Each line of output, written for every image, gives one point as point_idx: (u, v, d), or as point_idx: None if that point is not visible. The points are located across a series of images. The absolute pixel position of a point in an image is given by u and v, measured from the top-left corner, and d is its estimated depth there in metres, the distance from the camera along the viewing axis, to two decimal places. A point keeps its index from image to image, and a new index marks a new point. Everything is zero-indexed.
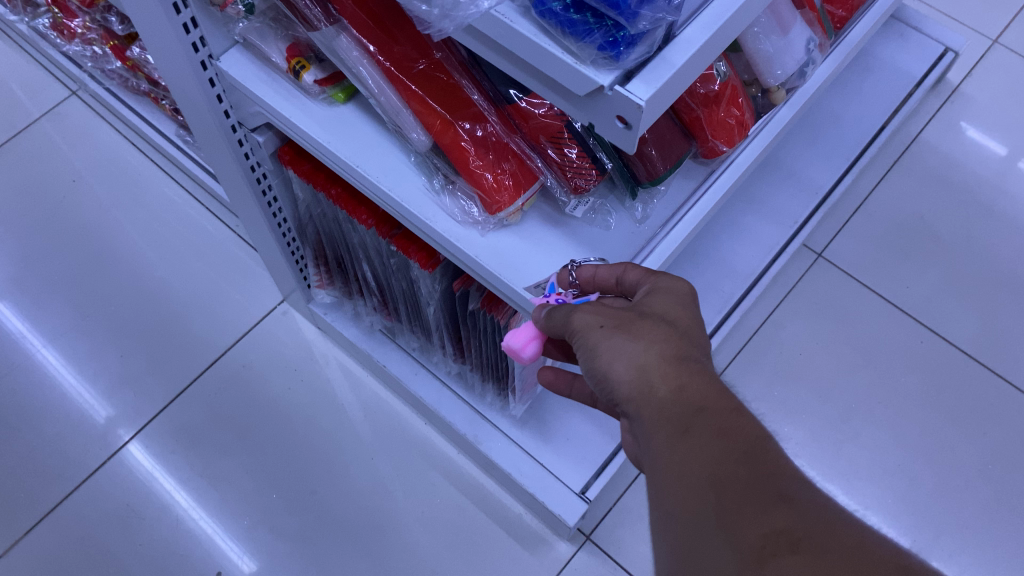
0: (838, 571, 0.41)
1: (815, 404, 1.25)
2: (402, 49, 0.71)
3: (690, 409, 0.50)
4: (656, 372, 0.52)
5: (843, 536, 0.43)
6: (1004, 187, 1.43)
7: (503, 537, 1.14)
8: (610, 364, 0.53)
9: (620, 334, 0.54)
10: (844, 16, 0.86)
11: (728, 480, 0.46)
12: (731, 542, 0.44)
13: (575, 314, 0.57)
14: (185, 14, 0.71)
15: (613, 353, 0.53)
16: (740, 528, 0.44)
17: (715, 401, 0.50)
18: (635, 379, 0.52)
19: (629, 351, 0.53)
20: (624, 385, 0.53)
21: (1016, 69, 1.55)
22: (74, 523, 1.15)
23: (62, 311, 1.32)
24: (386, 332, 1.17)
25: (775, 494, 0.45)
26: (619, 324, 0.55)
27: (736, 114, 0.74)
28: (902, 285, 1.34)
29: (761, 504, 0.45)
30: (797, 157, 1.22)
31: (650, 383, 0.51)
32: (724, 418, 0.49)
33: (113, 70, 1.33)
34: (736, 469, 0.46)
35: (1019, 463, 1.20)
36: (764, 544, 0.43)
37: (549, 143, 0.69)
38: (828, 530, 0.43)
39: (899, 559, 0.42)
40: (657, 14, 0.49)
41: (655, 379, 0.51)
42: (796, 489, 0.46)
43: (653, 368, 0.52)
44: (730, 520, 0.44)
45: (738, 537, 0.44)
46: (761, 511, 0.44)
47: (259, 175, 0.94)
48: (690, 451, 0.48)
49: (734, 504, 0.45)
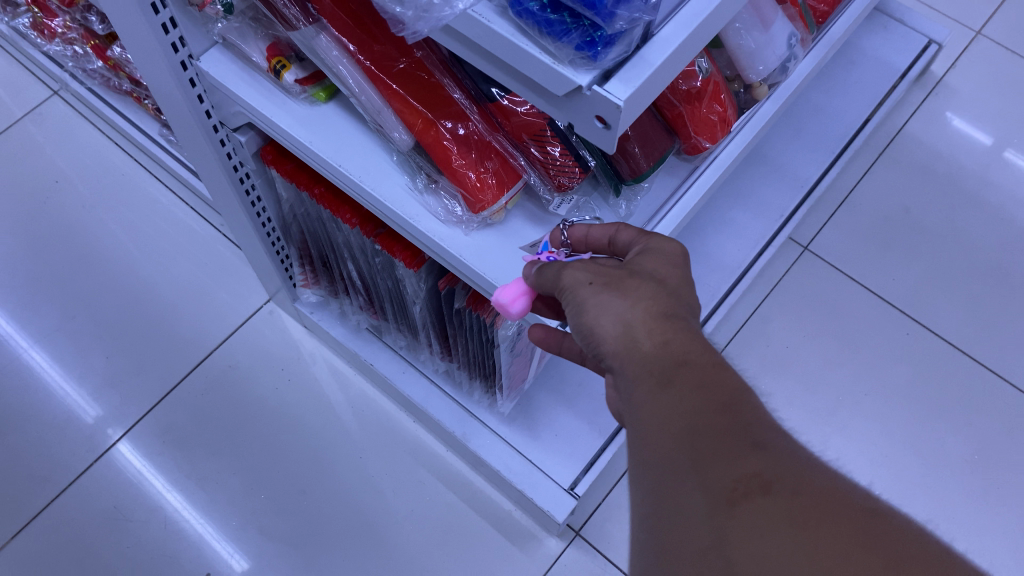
0: (806, 514, 0.41)
1: (802, 397, 1.25)
2: (382, 48, 0.71)
3: (674, 362, 0.49)
4: (643, 328, 0.51)
5: (814, 479, 0.43)
6: (988, 177, 1.44)
7: (493, 534, 1.14)
8: (596, 320, 0.53)
9: (608, 291, 0.53)
10: (826, 10, 0.85)
11: (705, 426, 0.45)
12: (704, 484, 0.43)
13: (565, 271, 0.57)
14: (164, 14, 0.71)
15: (600, 310, 0.53)
16: (713, 470, 0.44)
17: (699, 356, 0.49)
18: (620, 333, 0.51)
19: (616, 307, 0.52)
20: (609, 340, 0.52)
21: (999, 60, 1.56)
22: (63, 525, 1.14)
23: (47, 312, 1.31)
24: (373, 330, 1.17)
25: (750, 441, 0.45)
26: (608, 281, 0.54)
27: (718, 111, 0.74)
28: (888, 276, 1.35)
29: (735, 448, 0.44)
30: (783, 150, 1.22)
31: (635, 338, 0.51)
32: (707, 371, 0.48)
33: (95, 69, 1.32)
34: (713, 415, 0.46)
35: (1005, 452, 1.20)
36: (737, 486, 0.43)
37: (531, 142, 0.69)
38: (802, 475, 0.43)
39: (867, 504, 0.42)
40: (633, 14, 0.48)
41: (640, 335, 0.51)
42: (772, 437, 0.46)
43: (639, 324, 0.51)
44: (704, 463, 0.44)
45: (710, 479, 0.43)
46: (735, 455, 0.44)
47: (242, 175, 0.93)
48: (669, 404, 0.47)
49: (708, 447, 0.44)
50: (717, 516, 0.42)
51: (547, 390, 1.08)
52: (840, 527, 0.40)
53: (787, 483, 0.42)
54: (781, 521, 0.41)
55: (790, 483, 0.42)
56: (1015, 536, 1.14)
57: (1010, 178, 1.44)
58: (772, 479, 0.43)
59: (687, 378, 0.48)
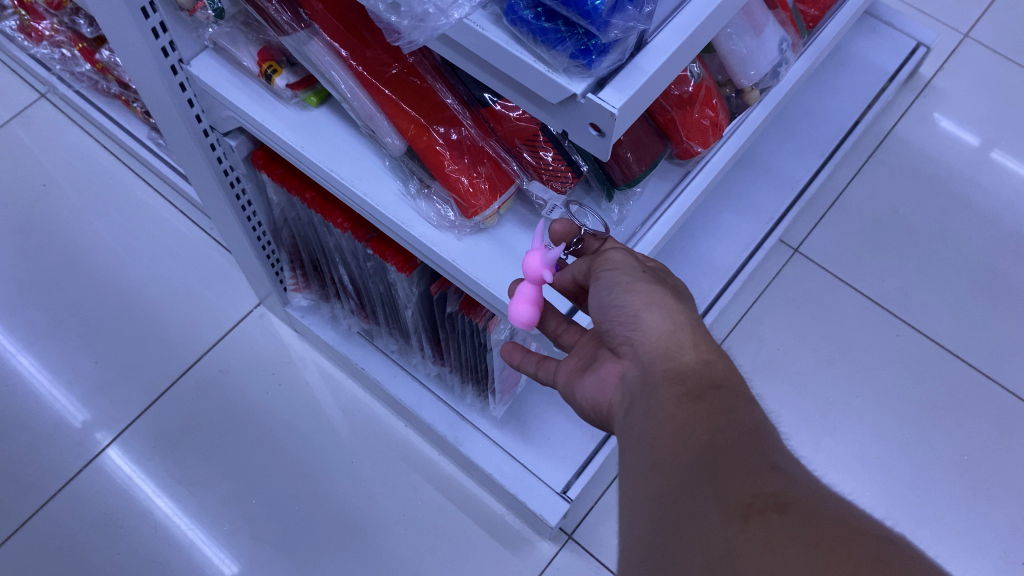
0: (818, 532, 0.40)
1: (793, 399, 1.26)
2: (374, 53, 0.71)
3: (711, 379, 0.54)
4: (688, 337, 0.57)
5: (828, 505, 0.42)
6: (977, 179, 1.45)
7: (485, 538, 1.14)
8: (645, 309, 0.58)
9: (661, 290, 0.59)
10: (816, 15, 0.85)
11: (726, 446, 0.48)
12: (718, 497, 0.44)
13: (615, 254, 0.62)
14: (154, 19, 0.71)
15: (652, 301, 0.58)
16: (729, 488, 0.44)
17: (732, 383, 0.54)
18: (666, 332, 0.57)
19: (668, 307, 0.58)
20: (654, 331, 0.57)
21: (986, 62, 1.57)
22: (51, 531, 1.13)
23: (35, 317, 1.31)
24: (365, 334, 1.17)
25: (768, 467, 0.46)
26: (658, 283, 0.60)
27: (710, 115, 0.74)
28: (877, 278, 1.35)
29: (754, 471, 0.45)
30: (773, 153, 1.22)
31: (680, 344, 0.57)
32: (738, 398, 0.53)
33: (83, 73, 1.31)
34: (736, 437, 0.48)
35: (994, 453, 1.21)
36: (752, 502, 0.43)
37: (524, 146, 0.70)
38: (815, 499, 0.43)
39: (884, 533, 0.41)
40: (628, 23, 0.49)
41: (684, 343, 0.57)
42: (789, 466, 0.46)
43: (684, 333, 0.57)
44: (720, 479, 0.45)
45: (725, 495, 0.44)
46: (753, 477, 0.45)
47: (232, 179, 0.93)
48: (704, 408, 0.51)
49: (728, 467, 0.46)
50: (729, 528, 0.42)
51: (540, 394, 1.08)
52: (854, 545, 0.39)
53: (802, 503, 0.42)
54: (794, 535, 0.40)
55: (806, 505, 0.42)
56: (1004, 536, 1.15)
57: (998, 180, 1.45)
58: (788, 501, 0.42)
59: (720, 395, 0.52)
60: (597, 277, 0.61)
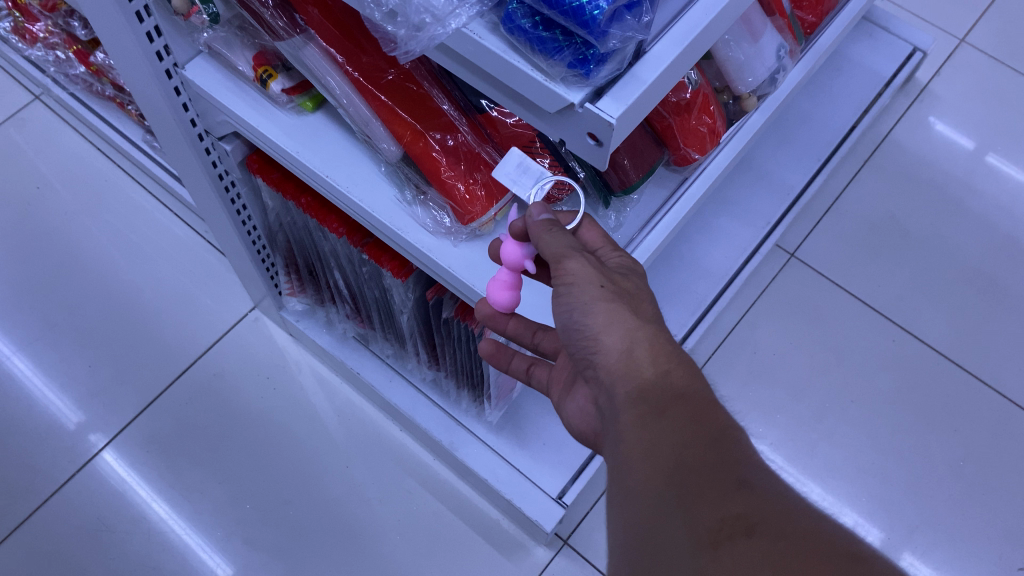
0: (786, 557, 0.42)
1: (789, 404, 1.25)
2: (370, 59, 0.71)
3: (673, 392, 0.53)
4: (648, 352, 0.54)
5: (796, 523, 0.44)
6: (973, 184, 1.45)
7: (481, 543, 1.14)
8: (603, 330, 0.55)
9: (618, 303, 0.56)
10: (814, 21, 0.85)
11: (696, 462, 0.48)
12: (690, 524, 0.45)
13: (570, 262, 0.57)
14: (149, 22, 0.70)
15: (608, 322, 0.55)
16: (699, 511, 0.45)
17: (694, 390, 0.53)
18: (623, 355, 0.54)
19: (625, 324, 0.55)
20: (613, 353, 0.55)
21: (982, 67, 1.57)
22: (44, 536, 1.13)
23: (29, 319, 1.30)
24: (360, 339, 1.16)
25: (737, 480, 0.47)
26: (617, 294, 0.56)
27: (707, 122, 0.74)
28: (873, 283, 1.35)
29: (723, 489, 0.46)
30: (770, 158, 1.22)
31: (637, 361, 0.54)
32: (701, 405, 0.52)
33: (77, 75, 1.31)
34: (702, 452, 0.49)
35: (989, 459, 1.21)
36: (721, 527, 0.44)
37: (520, 152, 0.70)
38: (783, 518, 0.44)
39: (850, 549, 0.42)
40: (626, 32, 0.49)
41: (642, 359, 0.54)
42: (760, 479, 0.47)
43: (642, 347, 0.54)
44: (692, 501, 0.46)
45: (696, 519, 0.45)
46: (722, 496, 0.46)
47: (227, 183, 0.92)
48: (667, 431, 0.50)
49: (698, 487, 0.47)
50: (699, 556, 0.43)
51: (536, 399, 1.08)
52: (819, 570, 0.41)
53: (769, 525, 0.43)
54: (760, 563, 0.41)
55: (773, 525, 0.44)
56: (999, 543, 1.15)
57: (994, 185, 1.45)
58: (754, 522, 0.44)
59: (685, 410, 0.51)
60: (556, 292, 0.57)
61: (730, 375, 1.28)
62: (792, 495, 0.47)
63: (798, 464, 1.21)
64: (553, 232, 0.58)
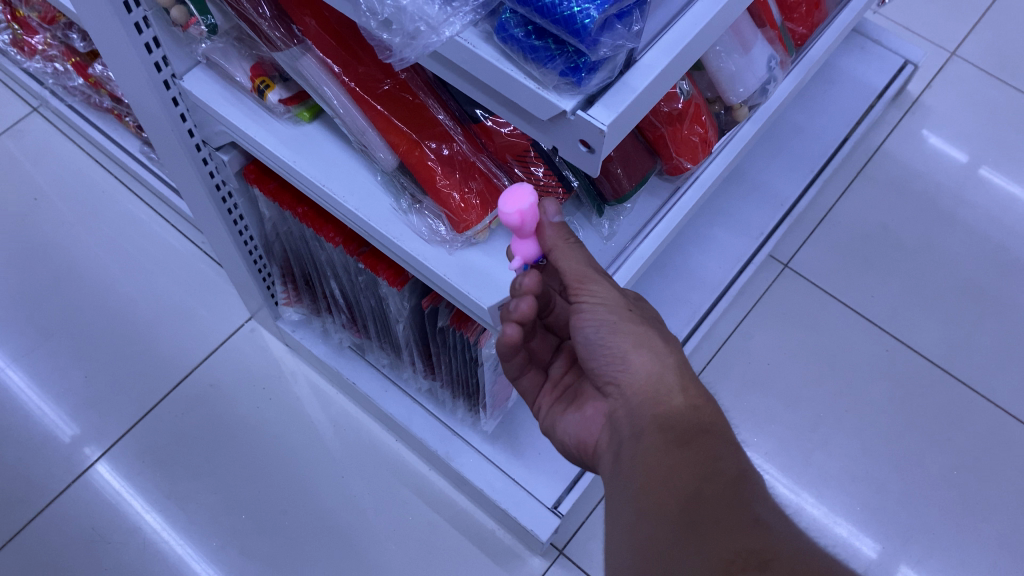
0: None
1: (783, 414, 1.26)
2: (367, 70, 0.71)
3: (698, 424, 0.57)
4: (676, 380, 0.60)
5: (809, 561, 0.47)
6: (964, 196, 1.46)
7: (476, 553, 1.14)
8: (633, 352, 0.61)
9: (647, 330, 0.62)
10: (805, 33, 0.86)
11: (711, 498, 0.51)
12: (702, 552, 0.48)
13: (593, 284, 0.62)
14: (147, 34, 0.71)
15: (641, 345, 0.61)
16: (712, 543, 0.49)
17: (716, 426, 0.58)
18: (653, 375, 0.60)
19: (656, 352, 0.61)
20: (642, 373, 0.60)
21: (973, 80, 1.58)
22: (39, 547, 1.12)
23: (25, 331, 1.30)
24: (355, 348, 1.17)
25: (752, 519, 0.50)
26: (644, 322, 0.62)
27: (699, 132, 0.75)
28: (866, 293, 1.36)
29: (738, 525, 0.50)
30: (763, 169, 1.23)
31: (666, 388, 0.59)
32: (721, 445, 0.56)
33: (76, 87, 1.32)
34: (720, 488, 0.52)
35: (984, 469, 1.22)
36: (735, 559, 0.47)
37: (515, 162, 0.72)
38: (797, 560, 0.47)
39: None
40: (617, 41, 0.49)
41: (671, 388, 0.59)
42: (771, 519, 0.51)
43: (669, 376, 0.60)
44: (703, 534, 0.49)
45: (707, 549, 0.49)
46: (736, 532, 0.49)
47: (225, 194, 0.93)
48: (688, 458, 0.54)
49: (713, 518, 0.50)
50: None
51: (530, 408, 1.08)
52: None
53: (783, 561, 0.47)
54: None
55: (786, 562, 0.47)
56: (994, 552, 1.15)
57: (986, 196, 1.46)
58: (768, 557, 0.47)
59: (706, 443, 0.56)
60: (579, 309, 0.62)
61: (723, 385, 1.28)
62: (801, 535, 0.50)
63: (792, 473, 1.21)
64: (572, 246, 0.61)
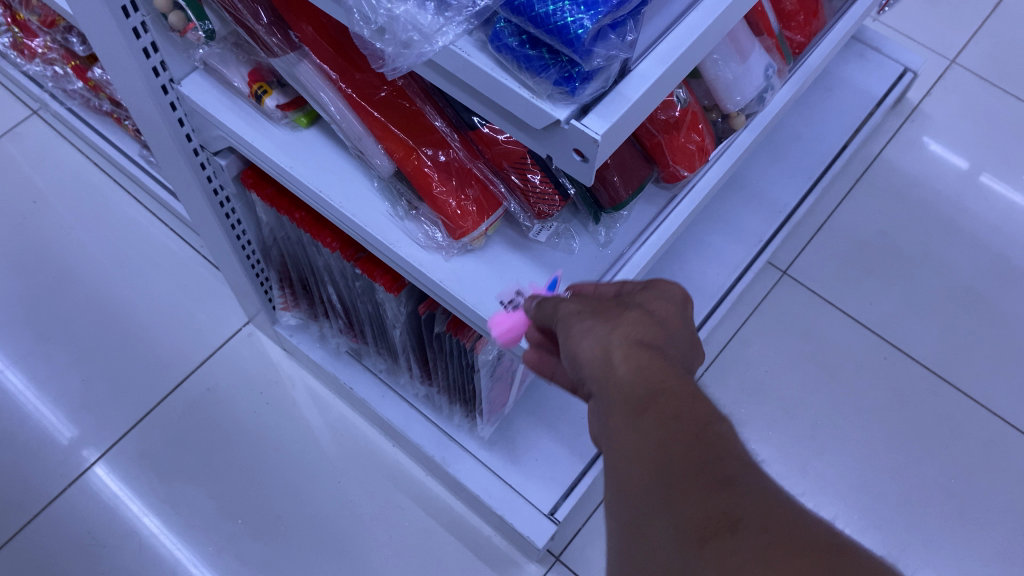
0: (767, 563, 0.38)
1: (781, 421, 1.26)
2: (363, 76, 0.72)
3: (649, 387, 0.47)
4: (621, 350, 0.49)
5: (782, 518, 0.40)
6: (963, 203, 1.46)
7: (472, 560, 1.14)
8: (578, 344, 0.52)
9: (595, 317, 0.52)
10: (802, 41, 0.87)
11: (678, 464, 0.43)
12: (676, 521, 0.42)
13: (562, 306, 0.56)
14: (145, 38, 0.71)
15: (586, 334, 0.52)
16: (684, 512, 0.42)
17: (675, 383, 0.47)
18: (598, 358, 0.50)
19: (598, 332, 0.51)
20: (588, 364, 0.51)
21: (973, 88, 1.58)
22: (35, 550, 1.12)
23: (24, 333, 1.30)
24: (353, 353, 1.16)
25: (721, 479, 0.42)
26: (596, 311, 0.53)
27: (696, 140, 0.75)
28: (865, 301, 1.36)
29: (706, 489, 0.42)
30: (762, 176, 1.23)
31: (612, 362, 0.49)
32: (684, 399, 0.46)
33: (75, 90, 1.32)
34: (684, 452, 0.43)
35: (981, 478, 1.21)
36: (707, 527, 0.41)
37: (512, 169, 0.70)
38: (768, 510, 0.41)
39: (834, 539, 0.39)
40: (610, 51, 0.49)
41: (616, 358, 0.49)
42: (745, 475, 0.43)
43: (616, 348, 0.50)
44: (678, 504, 0.42)
45: (681, 519, 0.42)
46: (705, 495, 0.42)
47: (222, 198, 0.93)
48: (644, 431, 0.45)
49: (679, 488, 0.42)
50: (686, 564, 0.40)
51: (527, 415, 1.07)
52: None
53: (754, 526, 0.40)
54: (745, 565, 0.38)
55: (758, 518, 0.40)
56: (990, 560, 1.15)
57: (985, 206, 1.46)
58: (739, 518, 0.40)
59: (664, 405, 0.46)
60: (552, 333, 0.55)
61: (720, 392, 1.28)
62: (777, 489, 0.43)
63: (790, 481, 1.21)
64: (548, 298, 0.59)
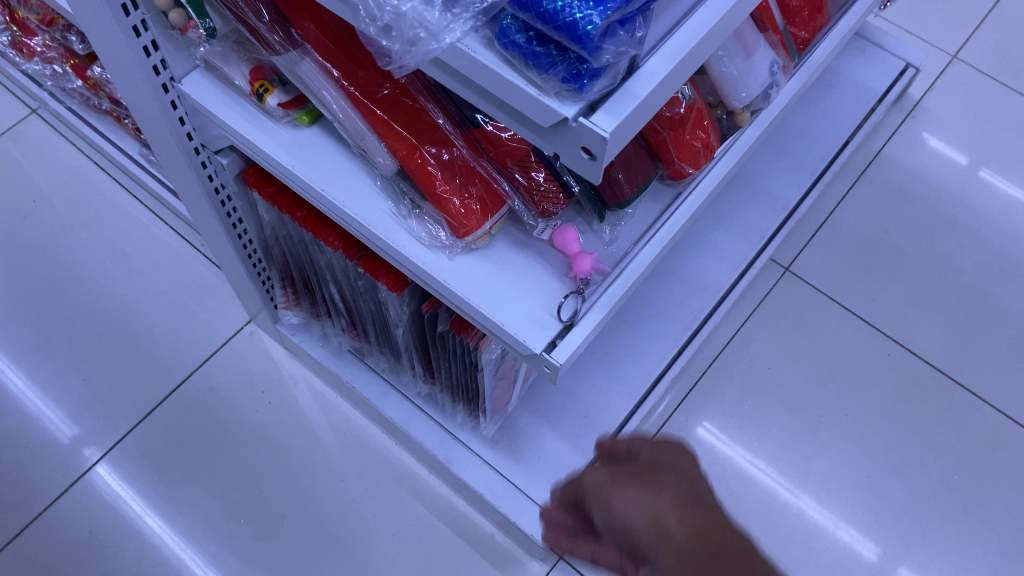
0: None
1: (784, 418, 1.25)
2: (366, 74, 0.71)
3: (706, 552, 0.55)
4: (672, 517, 0.56)
5: None
6: (965, 199, 1.45)
7: (475, 558, 1.13)
8: (624, 514, 0.57)
9: (637, 483, 0.58)
10: (806, 37, 0.87)
11: None
12: None
13: (591, 476, 0.61)
14: (146, 37, 0.71)
15: (631, 497, 0.57)
16: None
17: (725, 545, 0.56)
18: (649, 521, 0.56)
19: (650, 498, 0.57)
20: (640, 532, 0.56)
21: (974, 83, 1.58)
22: (37, 551, 1.12)
23: (24, 333, 1.30)
24: (355, 352, 1.16)
25: None
26: (638, 478, 0.59)
27: (701, 137, 0.75)
28: (868, 297, 1.36)
29: None
30: (764, 173, 1.23)
31: (664, 524, 0.56)
32: (730, 551, 0.56)
33: (74, 89, 1.31)
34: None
35: (985, 474, 1.21)
36: None
37: (516, 167, 0.70)
38: None
39: None
40: (619, 48, 0.49)
41: (670, 520, 0.56)
42: None
43: (664, 510, 0.57)
44: None
45: None
46: None
47: (223, 197, 0.92)
48: None
49: None
50: None
51: (531, 413, 1.07)
52: None
53: None
54: None
55: None
56: (994, 557, 1.15)
57: (987, 201, 1.45)
58: None
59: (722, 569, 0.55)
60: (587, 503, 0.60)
61: (723, 390, 1.28)
62: None
63: (793, 478, 1.21)
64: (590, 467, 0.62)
